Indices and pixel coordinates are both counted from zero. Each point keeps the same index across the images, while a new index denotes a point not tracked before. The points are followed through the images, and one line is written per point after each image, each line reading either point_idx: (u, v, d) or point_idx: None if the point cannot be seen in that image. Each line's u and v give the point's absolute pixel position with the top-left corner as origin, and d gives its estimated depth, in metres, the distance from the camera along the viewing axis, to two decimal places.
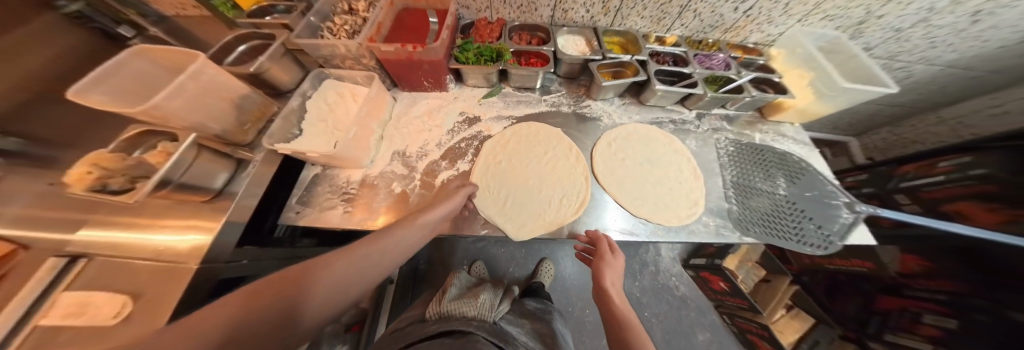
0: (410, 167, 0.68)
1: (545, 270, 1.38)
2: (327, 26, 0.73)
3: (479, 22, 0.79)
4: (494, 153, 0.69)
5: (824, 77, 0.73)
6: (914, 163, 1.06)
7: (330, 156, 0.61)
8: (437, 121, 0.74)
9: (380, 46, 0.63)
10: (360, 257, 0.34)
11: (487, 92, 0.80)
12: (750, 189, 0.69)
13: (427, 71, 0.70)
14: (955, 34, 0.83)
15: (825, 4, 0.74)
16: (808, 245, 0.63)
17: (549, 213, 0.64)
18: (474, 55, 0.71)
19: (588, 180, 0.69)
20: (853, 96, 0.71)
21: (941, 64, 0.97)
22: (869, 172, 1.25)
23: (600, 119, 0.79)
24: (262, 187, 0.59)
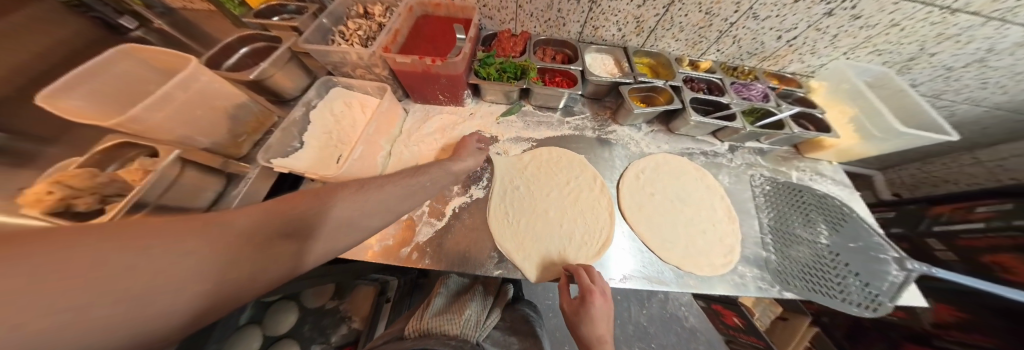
0: None
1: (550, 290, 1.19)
2: (341, 30, 0.67)
3: (502, 34, 0.74)
4: (514, 177, 0.64)
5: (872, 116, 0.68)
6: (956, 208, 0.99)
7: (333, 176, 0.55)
8: (451, 139, 0.69)
9: (396, 58, 0.58)
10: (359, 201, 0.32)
11: (505, 109, 0.75)
12: (790, 236, 0.63)
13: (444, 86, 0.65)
14: (1010, 76, 0.77)
15: (876, 37, 0.69)
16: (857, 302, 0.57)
17: (569, 253, 0.58)
18: (497, 71, 0.66)
19: (612, 216, 0.63)
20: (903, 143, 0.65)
21: (987, 105, 0.91)
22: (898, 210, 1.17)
23: (626, 146, 0.73)
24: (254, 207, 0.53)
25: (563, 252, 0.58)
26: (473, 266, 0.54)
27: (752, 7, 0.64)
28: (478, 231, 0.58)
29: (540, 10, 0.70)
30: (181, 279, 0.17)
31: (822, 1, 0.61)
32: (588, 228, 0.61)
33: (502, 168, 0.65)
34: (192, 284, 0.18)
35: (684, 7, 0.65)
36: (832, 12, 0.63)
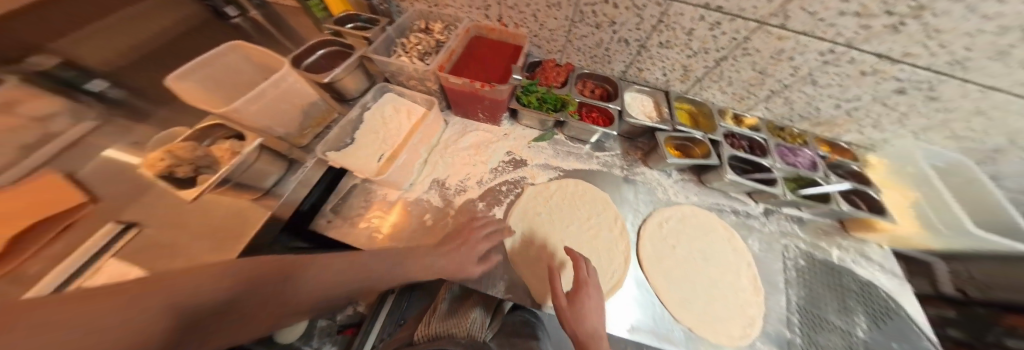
0: (448, 200, 0.66)
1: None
2: (403, 42, 0.74)
3: (547, 64, 0.77)
4: (538, 203, 0.66)
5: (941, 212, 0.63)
6: None
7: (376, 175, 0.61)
8: (483, 156, 0.72)
9: (450, 78, 0.63)
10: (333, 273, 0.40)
11: (538, 135, 0.77)
12: (819, 321, 0.58)
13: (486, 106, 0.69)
14: None
15: (956, 122, 0.63)
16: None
17: None
18: (538, 100, 0.69)
19: (628, 261, 0.62)
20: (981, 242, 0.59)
21: None
22: None
23: (653, 191, 0.72)
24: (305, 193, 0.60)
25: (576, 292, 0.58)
26: (486, 285, 0.56)
27: (812, 72, 0.62)
28: (495, 252, 0.60)
29: (588, 46, 0.73)
30: (207, 293, 0.25)
31: (894, 78, 0.57)
32: (604, 269, 0.61)
33: (530, 193, 0.68)
34: (216, 294, 0.26)
35: (738, 62, 0.65)
36: (904, 91, 0.59)
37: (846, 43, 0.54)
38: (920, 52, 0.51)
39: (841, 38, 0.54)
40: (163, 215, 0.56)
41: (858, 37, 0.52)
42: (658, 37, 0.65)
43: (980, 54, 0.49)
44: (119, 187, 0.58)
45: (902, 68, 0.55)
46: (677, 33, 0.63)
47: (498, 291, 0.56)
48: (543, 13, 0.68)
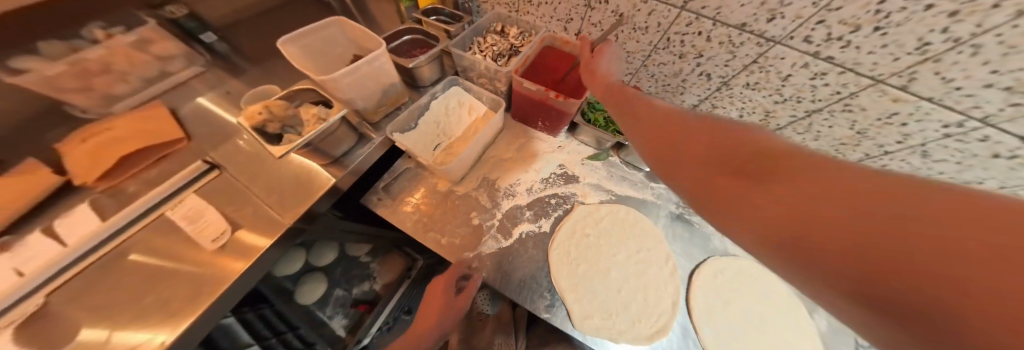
0: (495, 202, 0.65)
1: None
2: (479, 41, 0.76)
3: None
4: (587, 223, 0.64)
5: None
6: None
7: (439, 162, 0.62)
8: (535, 164, 0.72)
9: (524, 83, 0.64)
10: None
11: (593, 153, 0.75)
12: None
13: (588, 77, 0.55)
14: None
15: None
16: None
17: (623, 331, 0.53)
18: (604, 120, 0.68)
19: (678, 309, 0.57)
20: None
21: None
22: None
23: (712, 237, 0.66)
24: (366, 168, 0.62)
25: (616, 331, 0.53)
26: (523, 296, 0.55)
27: (927, 142, 0.55)
28: (535, 266, 0.58)
29: (665, 74, 0.74)
30: None
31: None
32: (652, 310, 0.56)
33: (581, 213, 0.65)
34: None
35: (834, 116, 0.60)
36: None
37: None
38: None
39: None
40: (233, 159, 0.57)
41: None
42: (747, 77, 0.64)
43: None
44: (207, 127, 0.62)
45: None
46: (768, 76, 0.61)
47: (535, 305, 0.55)
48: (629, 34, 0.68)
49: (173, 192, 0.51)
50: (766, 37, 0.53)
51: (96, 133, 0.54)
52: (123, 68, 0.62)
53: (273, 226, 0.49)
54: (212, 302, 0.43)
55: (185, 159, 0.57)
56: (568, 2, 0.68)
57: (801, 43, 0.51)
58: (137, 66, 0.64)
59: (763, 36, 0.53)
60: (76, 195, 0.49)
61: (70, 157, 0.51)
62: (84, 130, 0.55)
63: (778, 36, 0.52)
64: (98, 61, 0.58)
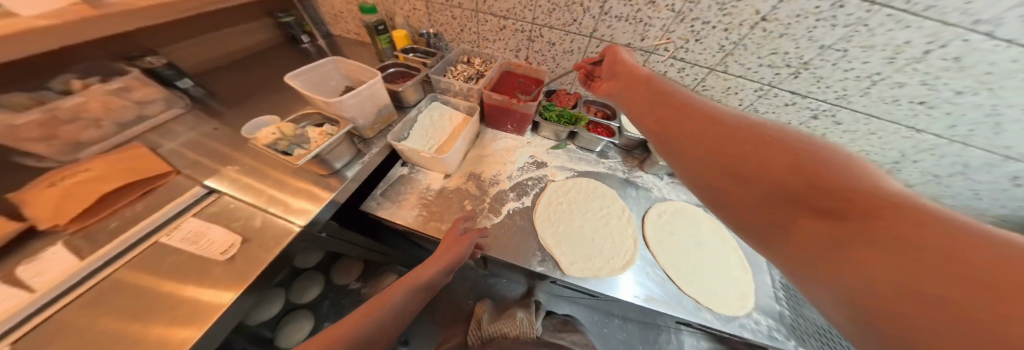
0: (482, 189, 0.77)
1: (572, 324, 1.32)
2: (451, 69, 0.95)
3: (561, 92, 0.99)
4: (559, 195, 0.79)
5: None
6: None
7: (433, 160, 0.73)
8: (511, 157, 0.87)
9: (492, 96, 0.84)
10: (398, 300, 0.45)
11: (554, 144, 0.94)
12: (796, 295, 0.73)
13: (621, 71, 0.60)
14: (997, 191, 0.88)
15: (860, 141, 0.88)
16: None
17: (603, 269, 0.66)
18: (555, 115, 0.89)
19: (639, 244, 0.72)
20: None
21: (991, 216, 0.98)
22: None
23: (652, 190, 0.87)
24: (365, 176, 0.70)
25: (598, 274, 0.65)
26: (522, 256, 0.65)
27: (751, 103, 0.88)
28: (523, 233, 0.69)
29: None
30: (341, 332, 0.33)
31: (807, 108, 0.83)
32: (624, 250, 0.70)
33: (554, 186, 0.81)
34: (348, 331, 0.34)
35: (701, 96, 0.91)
36: (816, 117, 0.85)
37: (768, 84, 0.81)
38: (817, 91, 0.78)
39: (765, 81, 0.80)
40: (234, 185, 0.61)
41: (774, 80, 0.79)
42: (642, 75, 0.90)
43: (854, 94, 0.75)
44: (196, 162, 0.64)
45: (810, 101, 0.81)
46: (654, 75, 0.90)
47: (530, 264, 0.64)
48: (560, 55, 0.93)
49: (163, 220, 0.53)
50: (643, 49, 0.82)
51: (68, 177, 0.53)
52: (95, 114, 0.60)
53: (284, 231, 0.55)
54: (221, 312, 0.43)
55: (172, 191, 0.57)
56: (515, 38, 0.93)
57: (663, 52, 0.81)
58: (110, 112, 0.63)
59: (642, 48, 0.82)
60: (40, 242, 0.46)
61: (36, 204, 0.49)
62: (46, 179, 0.53)
63: (649, 49, 0.81)
64: (71, 110, 0.57)
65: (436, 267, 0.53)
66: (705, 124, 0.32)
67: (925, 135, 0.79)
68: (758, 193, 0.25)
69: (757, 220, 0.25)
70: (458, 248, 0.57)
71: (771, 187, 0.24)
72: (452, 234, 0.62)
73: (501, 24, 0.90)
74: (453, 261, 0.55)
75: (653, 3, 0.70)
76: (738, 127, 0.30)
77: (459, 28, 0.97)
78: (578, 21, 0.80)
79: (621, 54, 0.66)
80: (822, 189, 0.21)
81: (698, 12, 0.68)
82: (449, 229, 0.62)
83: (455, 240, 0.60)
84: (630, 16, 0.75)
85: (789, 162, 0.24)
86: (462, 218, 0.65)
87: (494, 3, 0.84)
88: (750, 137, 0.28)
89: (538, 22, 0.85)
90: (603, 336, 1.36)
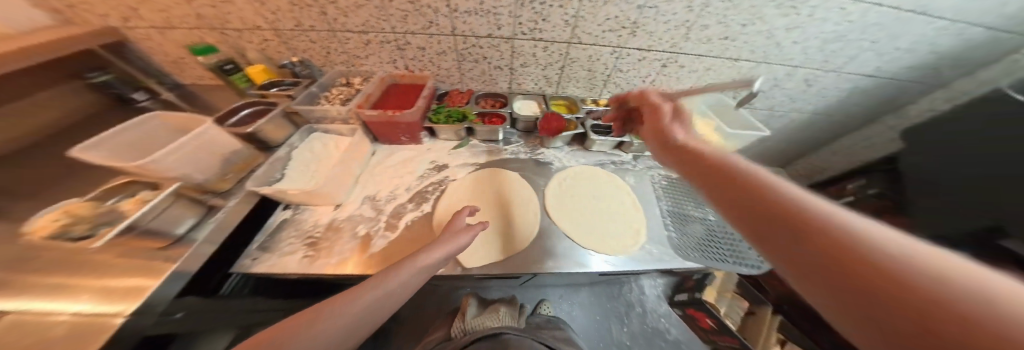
0: (379, 209, 0.74)
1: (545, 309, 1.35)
2: (326, 95, 0.90)
3: (453, 92, 1.01)
4: (460, 192, 0.80)
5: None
6: (842, 187, 1.23)
7: (309, 194, 0.68)
8: (410, 168, 0.86)
9: (367, 112, 0.80)
10: (339, 317, 0.39)
11: (457, 144, 0.95)
12: (682, 216, 0.82)
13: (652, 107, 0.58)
14: (800, 92, 1.15)
15: (705, 77, 1.05)
16: (745, 272, 0.69)
17: (505, 251, 0.68)
18: (444, 116, 0.90)
19: (540, 215, 0.77)
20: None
21: (808, 112, 1.28)
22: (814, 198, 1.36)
23: (553, 163, 0.93)
24: (225, 235, 0.61)
25: (501, 258, 0.66)
26: None
27: (614, 65, 0.97)
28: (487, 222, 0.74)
29: (476, 76, 1.01)
30: None
31: (656, 59, 0.96)
32: (528, 225, 0.74)
33: (457, 184, 0.82)
34: None
35: (573, 68, 0.98)
36: (666, 65, 0.99)
37: (618, 46, 0.90)
38: (655, 44, 0.91)
39: (614, 43, 0.89)
40: (27, 298, 0.49)
41: (620, 42, 0.89)
42: (517, 61, 0.95)
43: (681, 41, 0.90)
44: None
45: (655, 53, 0.94)
46: (527, 59, 0.95)
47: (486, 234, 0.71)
48: (436, 58, 0.93)
49: None
50: (505, 36, 0.86)
51: None
52: None
53: (97, 332, 0.44)
54: None
55: None
56: (386, 50, 0.91)
57: (523, 35, 0.86)
58: None
59: (504, 36, 0.86)
60: None
61: None
62: None
63: (509, 35, 0.85)
64: None
65: (436, 253, 0.54)
66: (739, 193, 0.30)
67: (742, 62, 1.00)
68: (784, 261, 0.23)
69: (785, 273, 0.22)
70: (459, 238, 0.59)
71: (786, 256, 0.23)
72: (458, 223, 0.62)
73: (364, 38, 0.87)
74: (456, 248, 0.57)
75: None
76: (768, 201, 0.27)
77: (325, 51, 0.92)
78: (434, 21, 0.81)
79: (650, 94, 0.62)
80: (834, 256, 0.19)
81: None
82: (452, 219, 0.63)
83: (458, 231, 0.61)
84: (477, 9, 0.77)
85: (815, 231, 0.21)
86: (467, 210, 0.65)
87: (346, 19, 0.81)
88: (774, 211, 0.25)
89: (398, 30, 0.84)
90: (574, 308, 1.41)
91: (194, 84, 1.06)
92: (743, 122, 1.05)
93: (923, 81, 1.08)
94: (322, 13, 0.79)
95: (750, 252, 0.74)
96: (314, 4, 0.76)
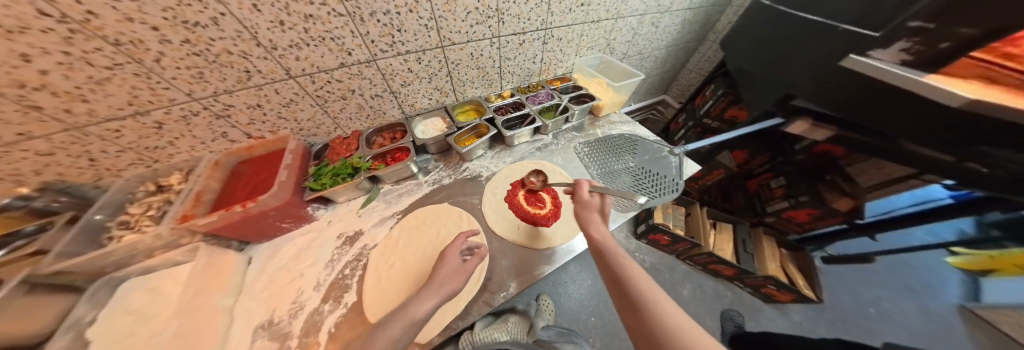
0: (277, 337, 0.52)
1: (544, 304, 1.34)
2: (121, 221, 0.61)
3: (335, 142, 0.86)
4: (386, 256, 0.67)
5: (802, 8, 0.82)
6: (701, 96, 1.60)
7: None
8: (309, 259, 0.66)
9: (198, 221, 0.56)
10: None
11: (365, 198, 0.80)
12: (611, 173, 0.89)
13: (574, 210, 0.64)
14: (651, 33, 1.38)
15: (582, 43, 1.14)
16: (670, 198, 0.79)
17: (462, 298, 0.59)
18: (331, 176, 0.73)
19: (484, 236, 0.71)
20: (826, 72, 0.74)
21: (663, 47, 1.58)
22: (690, 110, 1.73)
23: (482, 174, 0.88)
24: None
25: (459, 310, 0.57)
26: None
27: (499, 55, 0.95)
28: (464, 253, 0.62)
29: (354, 113, 0.85)
30: None
31: (535, 39, 0.97)
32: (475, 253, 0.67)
33: (381, 248, 0.68)
34: None
35: (460, 70, 0.92)
36: (546, 42, 1.02)
37: (494, 36, 0.87)
38: (527, 26, 0.90)
39: (488, 35, 0.85)
40: None
41: (493, 32, 0.85)
42: (395, 82, 0.83)
43: (548, 16, 0.92)
44: None
45: (531, 34, 0.94)
46: (405, 76, 0.83)
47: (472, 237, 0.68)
48: (286, 111, 0.74)
49: None
50: (362, 60, 0.72)
51: None
52: None
53: None
54: None
55: None
56: (200, 125, 0.66)
57: (384, 53, 0.73)
58: None
59: (360, 60, 0.71)
60: None
61: None
62: None
63: (368, 58, 0.72)
64: None
65: (431, 302, 0.46)
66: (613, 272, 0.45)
67: (604, 22, 1.10)
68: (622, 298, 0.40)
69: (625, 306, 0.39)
70: (452, 280, 0.51)
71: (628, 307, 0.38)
72: (453, 259, 0.56)
73: (148, 120, 0.60)
74: (447, 294, 0.49)
75: (311, 16, 0.57)
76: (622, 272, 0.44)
77: (84, 160, 0.59)
78: (253, 68, 0.61)
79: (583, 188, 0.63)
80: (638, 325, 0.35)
81: (367, 7, 0.60)
82: (445, 253, 0.57)
83: (454, 269, 0.54)
84: (304, 39, 0.60)
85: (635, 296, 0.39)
86: (463, 237, 0.60)
87: (88, 105, 0.51)
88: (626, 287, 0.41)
89: (203, 93, 0.61)
90: (569, 287, 1.45)
91: None
92: (624, 71, 1.21)
93: (717, 3, 1.44)
94: (27, 110, 0.46)
95: (670, 179, 0.83)
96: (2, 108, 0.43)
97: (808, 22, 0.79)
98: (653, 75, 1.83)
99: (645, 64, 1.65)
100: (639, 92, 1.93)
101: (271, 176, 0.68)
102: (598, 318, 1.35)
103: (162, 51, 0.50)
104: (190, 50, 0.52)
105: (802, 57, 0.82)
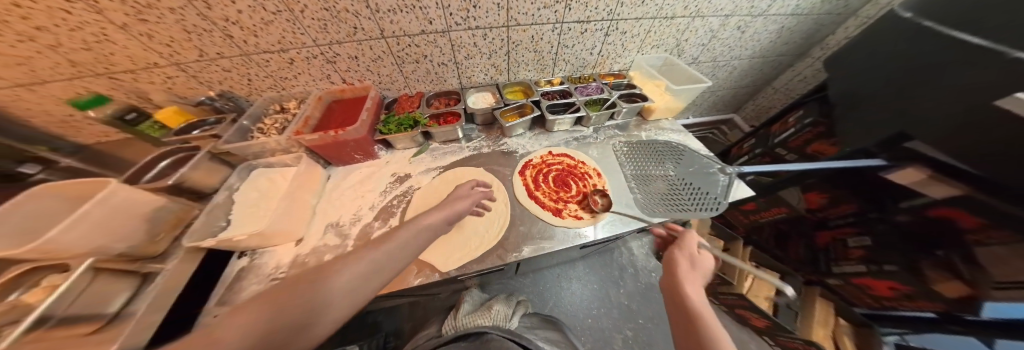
0: (343, 235, 0.69)
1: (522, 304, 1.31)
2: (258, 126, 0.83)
3: (401, 98, 1.00)
4: (428, 198, 0.80)
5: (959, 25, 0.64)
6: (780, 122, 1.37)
7: (262, 236, 0.62)
8: (369, 187, 0.82)
9: (305, 137, 0.74)
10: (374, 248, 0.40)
11: (417, 150, 0.93)
12: (646, 176, 0.85)
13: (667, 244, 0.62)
14: (734, 40, 1.23)
15: (647, 40, 1.08)
16: (706, 216, 0.73)
17: (480, 246, 0.67)
18: (396, 125, 0.86)
19: (509, 203, 0.78)
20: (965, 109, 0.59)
21: (746, 57, 1.38)
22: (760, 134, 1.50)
23: (517, 151, 0.94)
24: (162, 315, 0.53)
25: (478, 254, 0.66)
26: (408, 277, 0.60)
27: (558, 41, 0.97)
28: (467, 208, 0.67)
29: (422, 76, 0.98)
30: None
31: (598, 29, 0.96)
32: (500, 213, 0.75)
33: (424, 192, 0.81)
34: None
35: (519, 51, 0.97)
36: (608, 34, 0.99)
37: (558, 22, 0.89)
38: (593, 14, 0.89)
39: (553, 20, 0.88)
40: None
41: (558, 17, 0.87)
42: (460, 54, 0.93)
43: (616, 7, 0.89)
44: None
45: (596, 23, 0.93)
46: (470, 49, 0.92)
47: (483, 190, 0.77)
48: (373, 65, 0.90)
49: None
50: (438, 30, 0.82)
51: None
52: None
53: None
54: None
55: None
56: (315, 66, 0.85)
57: (457, 26, 0.82)
58: None
59: (437, 30, 0.82)
60: None
61: None
62: None
63: (443, 28, 0.82)
64: None
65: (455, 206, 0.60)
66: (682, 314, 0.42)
67: (679, 20, 1.02)
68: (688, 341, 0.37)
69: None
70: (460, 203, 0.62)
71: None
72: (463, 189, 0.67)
73: (286, 57, 0.79)
74: (466, 204, 0.64)
75: None
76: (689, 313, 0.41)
77: (244, 80, 0.84)
78: (359, 26, 0.75)
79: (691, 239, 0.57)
80: None
81: None
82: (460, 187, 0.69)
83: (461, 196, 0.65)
84: (400, 5, 0.72)
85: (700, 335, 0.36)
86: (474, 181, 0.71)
87: (258, 39, 0.72)
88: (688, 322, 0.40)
89: (323, 42, 0.78)
90: (572, 284, 1.46)
91: (103, 144, 0.93)
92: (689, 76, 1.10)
93: (835, 13, 1.18)
94: (225, 37, 0.69)
95: (710, 196, 0.77)
96: (214, 28, 0.66)
97: (962, 43, 0.62)
98: (725, 87, 1.61)
99: (716, 74, 1.47)
100: (702, 104, 1.72)
101: (354, 115, 0.85)
102: (595, 322, 1.34)
103: (306, 4, 0.66)
104: (322, 5, 0.68)
105: (945, 85, 0.63)
